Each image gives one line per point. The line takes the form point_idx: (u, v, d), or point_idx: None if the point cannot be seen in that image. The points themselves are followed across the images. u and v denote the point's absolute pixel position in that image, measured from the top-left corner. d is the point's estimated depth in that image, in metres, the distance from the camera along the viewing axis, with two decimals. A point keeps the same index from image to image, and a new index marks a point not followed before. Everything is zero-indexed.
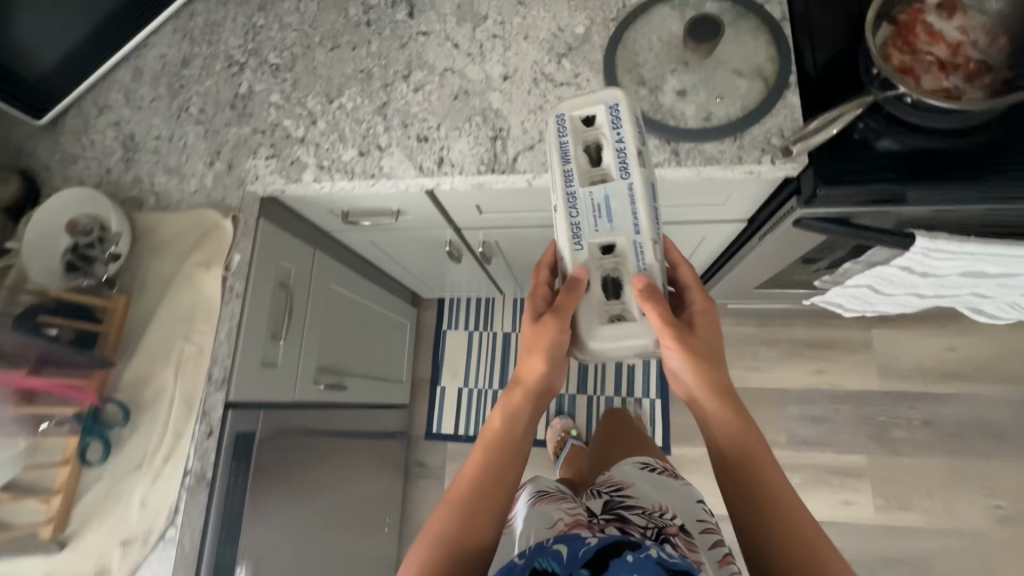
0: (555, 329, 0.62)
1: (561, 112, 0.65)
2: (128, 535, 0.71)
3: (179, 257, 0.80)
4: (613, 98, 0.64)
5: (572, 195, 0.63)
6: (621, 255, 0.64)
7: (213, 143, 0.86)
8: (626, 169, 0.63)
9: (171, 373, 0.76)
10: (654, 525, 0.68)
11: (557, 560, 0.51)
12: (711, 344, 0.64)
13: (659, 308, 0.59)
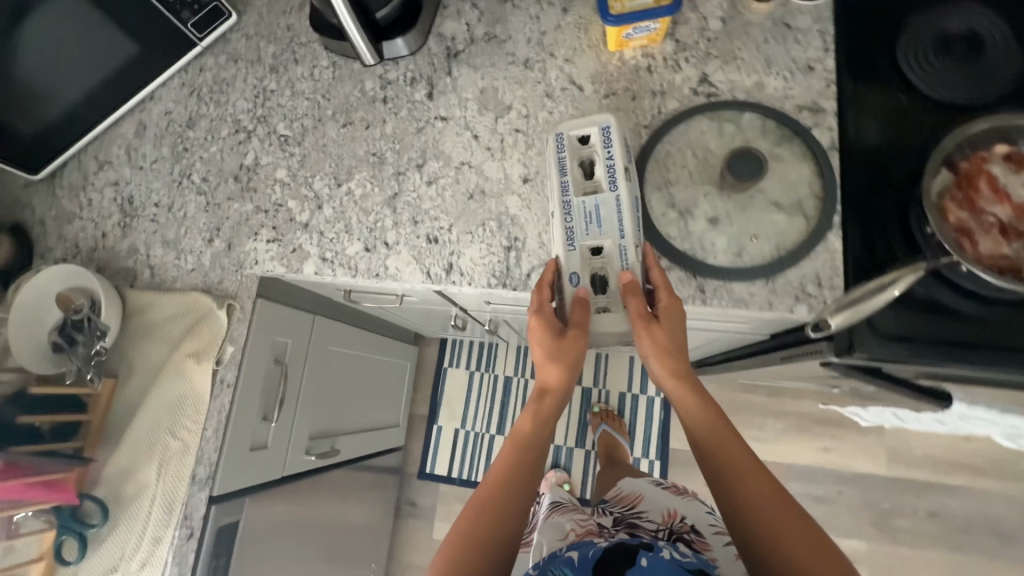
0: (579, 344, 0.63)
1: (559, 132, 0.68)
2: None
3: (174, 342, 0.78)
4: (605, 120, 0.67)
5: (567, 201, 0.65)
6: (608, 257, 0.66)
7: (215, 219, 0.82)
8: (615, 181, 0.66)
9: (155, 470, 0.74)
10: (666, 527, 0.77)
11: (570, 562, 0.59)
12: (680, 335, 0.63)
13: (637, 301, 0.62)
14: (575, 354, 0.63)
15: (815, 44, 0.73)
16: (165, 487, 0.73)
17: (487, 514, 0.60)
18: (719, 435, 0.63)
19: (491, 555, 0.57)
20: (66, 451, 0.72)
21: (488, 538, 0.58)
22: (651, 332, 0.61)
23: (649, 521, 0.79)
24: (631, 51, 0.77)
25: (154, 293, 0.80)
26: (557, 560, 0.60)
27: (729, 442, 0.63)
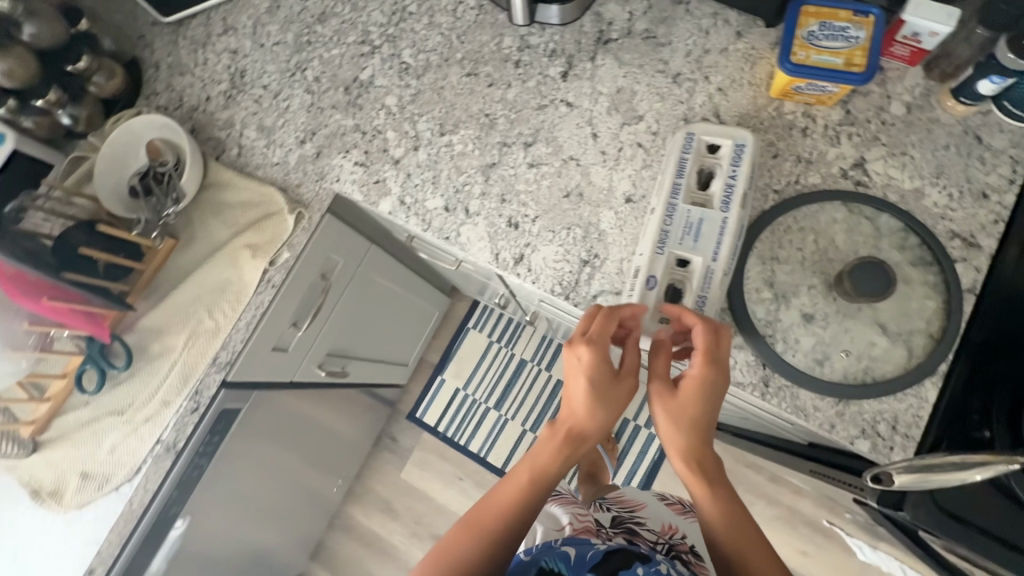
0: (619, 391, 0.61)
1: (691, 131, 0.64)
2: (90, 470, 0.73)
3: (236, 226, 0.79)
4: (742, 138, 0.63)
5: (672, 206, 0.61)
6: (690, 274, 0.61)
7: (313, 123, 0.81)
8: (728, 203, 0.61)
9: (184, 339, 0.76)
10: (665, 541, 0.77)
11: (565, 559, 0.57)
12: (712, 404, 0.59)
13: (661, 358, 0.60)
14: (608, 399, 0.60)
15: (999, 170, 0.64)
16: (185, 359, 0.76)
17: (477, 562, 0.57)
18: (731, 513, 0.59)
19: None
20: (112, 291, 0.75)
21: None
22: (677, 393, 0.59)
23: (648, 531, 0.80)
24: (792, 104, 0.70)
25: (233, 174, 0.80)
26: (552, 552, 0.58)
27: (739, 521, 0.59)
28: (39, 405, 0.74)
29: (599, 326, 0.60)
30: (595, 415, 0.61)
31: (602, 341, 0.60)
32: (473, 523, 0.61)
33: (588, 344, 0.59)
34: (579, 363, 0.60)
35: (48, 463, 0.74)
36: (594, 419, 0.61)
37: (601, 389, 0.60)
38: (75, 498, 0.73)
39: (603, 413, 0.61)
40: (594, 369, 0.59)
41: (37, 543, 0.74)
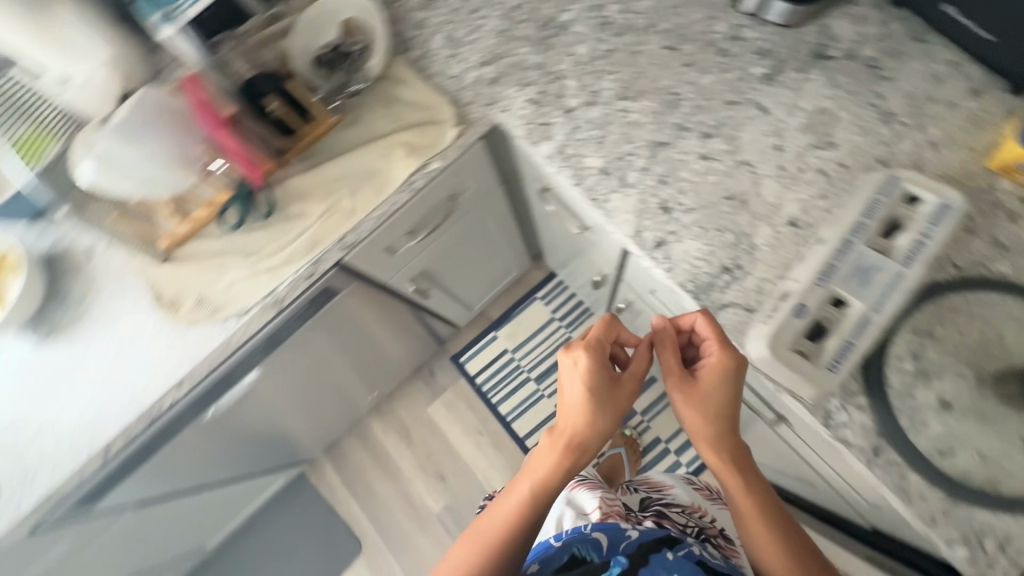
0: (626, 396, 0.63)
1: (897, 175, 0.60)
2: (206, 296, 0.78)
3: (399, 122, 0.80)
4: (952, 199, 0.58)
5: (850, 243, 0.58)
6: (841, 318, 0.58)
7: (500, 49, 0.81)
8: (912, 260, 0.57)
9: (322, 209, 0.78)
10: (694, 525, 0.83)
11: (597, 546, 0.64)
12: (732, 391, 0.61)
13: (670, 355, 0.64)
14: (613, 402, 0.63)
15: None
16: (316, 228, 0.78)
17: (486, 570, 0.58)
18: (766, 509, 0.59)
19: None
20: (275, 142, 0.78)
21: None
22: (697, 383, 0.62)
23: (678, 512, 0.85)
24: (1007, 183, 0.64)
25: (411, 73, 0.81)
26: (585, 540, 0.65)
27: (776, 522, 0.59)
28: (180, 223, 0.79)
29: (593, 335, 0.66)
30: (603, 418, 0.62)
31: (596, 349, 0.65)
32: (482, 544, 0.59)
33: (584, 351, 0.65)
34: (579, 370, 0.63)
35: (171, 277, 0.79)
36: (601, 421, 0.62)
37: (603, 394, 0.63)
38: (185, 315, 0.78)
39: (606, 413, 0.62)
40: (592, 373, 0.63)
41: (139, 342, 0.79)
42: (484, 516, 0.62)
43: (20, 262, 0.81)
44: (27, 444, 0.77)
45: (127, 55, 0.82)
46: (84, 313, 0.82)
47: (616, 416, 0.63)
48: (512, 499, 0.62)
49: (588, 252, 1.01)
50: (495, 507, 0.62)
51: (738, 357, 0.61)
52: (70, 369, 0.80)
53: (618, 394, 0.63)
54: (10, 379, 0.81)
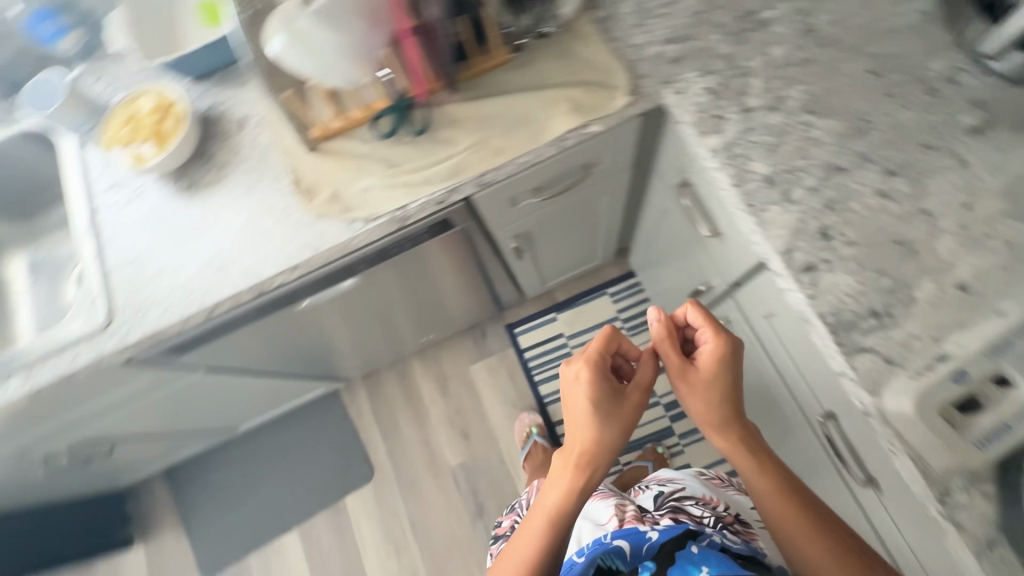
0: (632, 403, 0.69)
1: None
2: (340, 194, 0.80)
3: (570, 76, 0.78)
4: None
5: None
6: (1001, 399, 0.55)
7: (691, 29, 0.78)
8: None
9: (470, 142, 0.78)
10: (713, 516, 0.87)
11: (621, 554, 0.69)
12: (730, 373, 0.69)
13: (672, 351, 0.71)
14: (617, 412, 0.68)
15: None
16: (462, 158, 0.78)
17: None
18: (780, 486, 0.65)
19: None
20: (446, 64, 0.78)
21: None
22: (698, 370, 0.69)
23: (693, 505, 0.89)
24: None
25: (595, 31, 0.79)
26: (607, 550, 0.70)
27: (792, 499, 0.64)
28: (334, 117, 0.81)
29: (593, 349, 0.71)
30: (613, 429, 0.67)
31: (596, 363, 0.71)
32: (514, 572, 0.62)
33: (587, 366, 0.70)
34: (584, 386, 0.69)
35: (313, 167, 0.81)
36: (612, 433, 0.67)
37: (607, 406, 0.68)
38: (318, 205, 0.79)
39: (610, 419, 0.67)
40: (595, 387, 0.69)
41: (265, 219, 0.81)
42: (512, 548, 0.65)
43: (182, 112, 0.83)
44: (146, 283, 0.82)
45: None
46: (220, 177, 0.85)
47: (623, 423, 0.68)
48: (536, 526, 0.65)
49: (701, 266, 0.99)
50: (519, 538, 0.65)
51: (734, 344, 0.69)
52: (198, 226, 0.83)
53: (621, 404, 0.69)
54: (142, 219, 0.85)
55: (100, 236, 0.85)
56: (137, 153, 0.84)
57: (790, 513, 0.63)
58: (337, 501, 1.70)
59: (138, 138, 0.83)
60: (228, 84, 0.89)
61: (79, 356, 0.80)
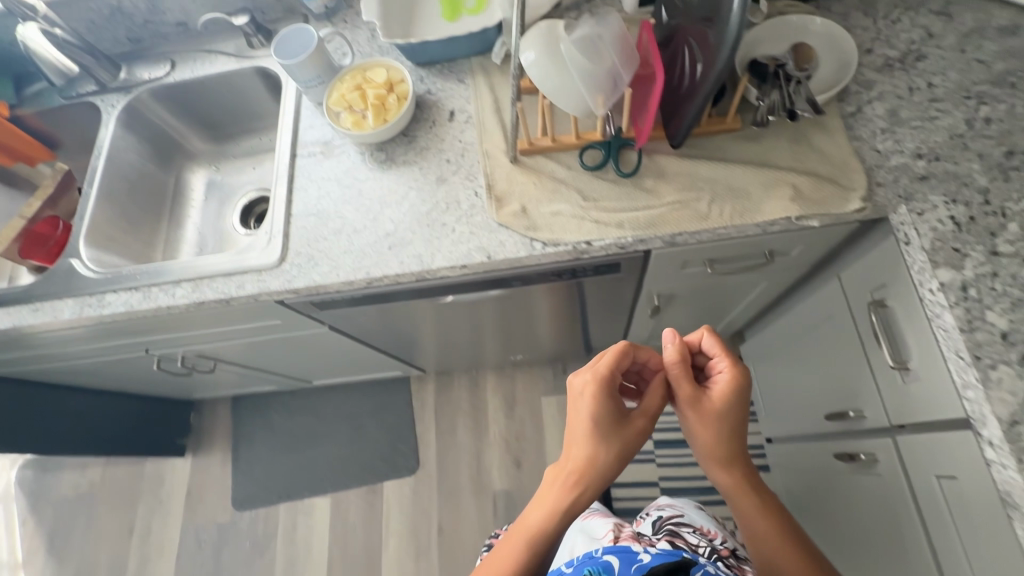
0: (639, 427, 0.65)
1: None
2: (527, 210, 0.79)
3: (799, 164, 0.74)
4: None
5: None
6: None
7: (947, 151, 0.72)
8: None
9: (674, 198, 0.75)
10: (708, 548, 0.77)
11: (608, 569, 0.56)
12: (739, 409, 0.67)
13: (686, 380, 0.68)
14: (624, 433, 0.64)
15: None
16: (662, 212, 0.75)
17: None
18: (767, 529, 0.67)
19: None
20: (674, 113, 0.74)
21: None
22: (709, 401, 0.67)
23: (689, 534, 0.81)
24: None
25: (838, 127, 0.75)
26: (593, 564, 0.57)
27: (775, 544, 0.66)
28: (545, 136, 0.82)
29: (604, 365, 0.66)
30: (612, 454, 0.63)
31: (603, 379, 0.66)
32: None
33: (594, 384, 0.65)
34: (591, 405, 0.65)
35: (509, 176, 0.82)
36: (612, 459, 0.63)
37: (610, 427, 0.64)
38: (506, 214, 0.79)
39: (614, 437, 0.63)
40: (600, 408, 0.64)
41: (448, 212, 0.82)
42: (487, 564, 0.60)
43: (407, 91, 0.87)
44: (322, 237, 0.85)
45: None
46: (417, 160, 0.87)
47: (627, 443, 0.64)
48: (515, 546, 0.60)
49: (853, 357, 0.90)
50: (494, 553, 0.61)
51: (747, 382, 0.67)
52: (383, 199, 0.86)
53: (627, 424, 0.65)
54: (334, 177, 0.89)
55: (293, 181, 0.90)
56: (356, 118, 0.86)
57: (772, 553, 0.66)
58: (374, 482, 1.70)
59: (361, 106, 0.86)
60: (448, 78, 0.93)
61: (244, 285, 0.84)
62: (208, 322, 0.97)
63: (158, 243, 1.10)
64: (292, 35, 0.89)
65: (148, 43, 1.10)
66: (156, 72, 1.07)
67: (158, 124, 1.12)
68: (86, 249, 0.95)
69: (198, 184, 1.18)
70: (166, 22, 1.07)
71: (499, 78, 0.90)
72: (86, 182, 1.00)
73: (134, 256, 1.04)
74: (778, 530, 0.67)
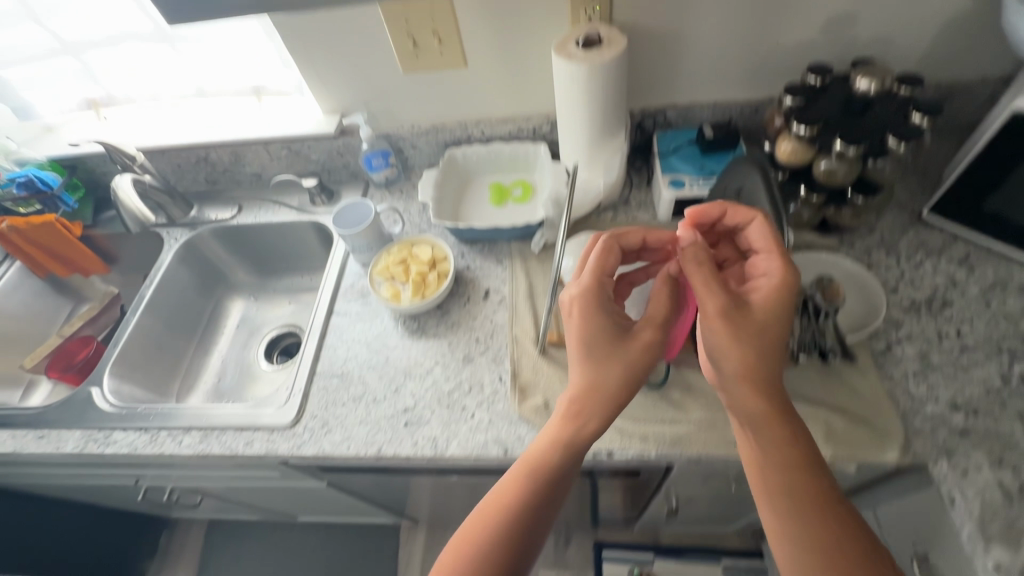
0: (640, 339, 0.63)
1: None
2: (549, 404, 0.78)
3: (830, 399, 0.73)
4: None
5: None
6: None
7: (985, 405, 0.70)
8: None
9: (701, 417, 0.73)
10: None
11: None
12: (772, 312, 0.59)
13: (712, 292, 0.60)
14: (622, 347, 0.62)
15: None
16: (688, 431, 0.73)
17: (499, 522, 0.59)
18: (784, 458, 0.57)
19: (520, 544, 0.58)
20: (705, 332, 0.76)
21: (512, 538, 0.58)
22: (738, 304, 0.60)
23: None
24: None
25: (869, 364, 0.75)
26: None
27: (796, 480, 0.56)
28: None
29: (594, 269, 0.67)
30: (610, 365, 0.62)
31: (598, 283, 0.66)
32: (486, 517, 0.60)
33: (590, 292, 0.65)
34: (582, 319, 0.64)
35: (535, 367, 0.82)
36: (614, 375, 0.61)
37: (604, 343, 0.62)
38: (528, 407, 0.77)
39: (609, 351, 0.62)
40: (594, 313, 0.64)
41: (470, 394, 0.82)
42: (489, 494, 0.62)
43: (447, 269, 0.92)
44: (340, 402, 0.84)
45: (614, 188, 0.95)
46: (448, 335, 0.89)
47: (623, 351, 0.62)
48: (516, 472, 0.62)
49: None
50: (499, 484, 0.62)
51: (781, 271, 0.60)
52: (408, 370, 0.86)
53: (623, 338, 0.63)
54: (364, 340, 0.91)
55: (324, 338, 0.93)
56: (394, 290, 0.91)
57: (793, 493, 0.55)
58: None
59: (403, 279, 0.92)
60: (487, 257, 0.98)
61: (254, 442, 0.82)
62: (206, 467, 0.93)
63: (181, 369, 1.11)
64: (351, 208, 0.99)
65: (222, 185, 1.21)
66: (222, 213, 1.17)
67: (211, 258, 1.21)
68: (110, 379, 0.96)
69: (234, 313, 1.23)
70: (243, 172, 1.17)
71: (536, 265, 0.95)
72: (130, 309, 1.06)
73: (154, 384, 1.05)
74: (801, 462, 0.56)
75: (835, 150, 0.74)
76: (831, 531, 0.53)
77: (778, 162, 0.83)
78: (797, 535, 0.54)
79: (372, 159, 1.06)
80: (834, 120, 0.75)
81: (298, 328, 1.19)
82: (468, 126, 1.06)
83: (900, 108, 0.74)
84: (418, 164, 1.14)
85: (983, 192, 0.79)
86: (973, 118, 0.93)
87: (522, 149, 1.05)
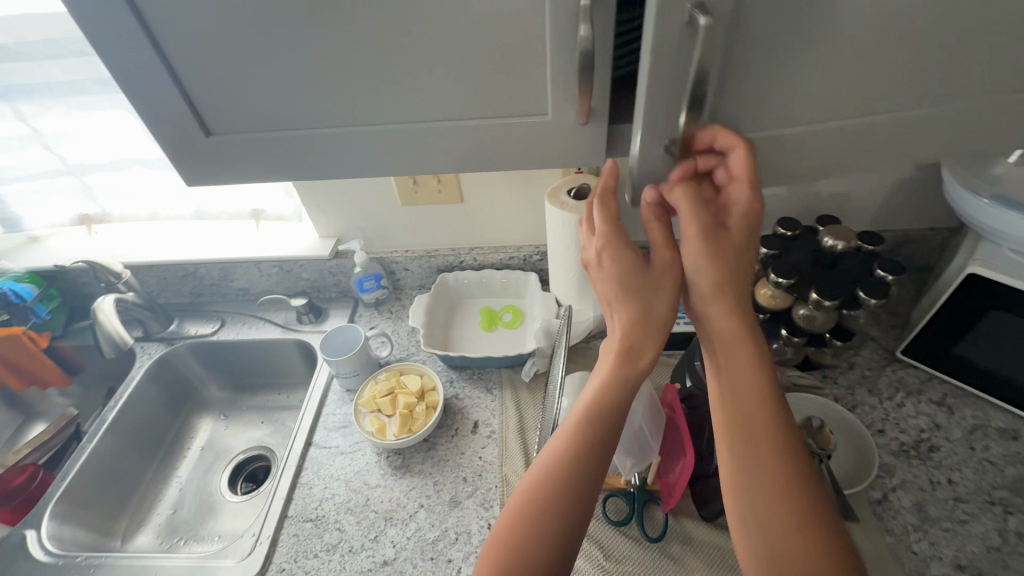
0: (655, 284, 0.58)
1: None
2: None
3: None
4: None
5: None
6: None
7: (988, 565, 0.68)
8: None
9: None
10: None
11: None
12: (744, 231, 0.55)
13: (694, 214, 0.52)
14: (636, 293, 0.59)
15: None
16: None
17: (532, 495, 0.54)
18: (750, 381, 0.55)
19: (550, 519, 0.53)
20: (702, 478, 0.74)
21: (547, 509, 0.53)
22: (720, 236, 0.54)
23: None
24: None
25: (868, 516, 0.74)
26: None
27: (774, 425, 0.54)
28: None
29: (604, 219, 0.61)
30: (643, 309, 0.58)
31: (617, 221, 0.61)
32: (525, 497, 0.55)
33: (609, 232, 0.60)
34: (609, 271, 0.60)
35: None
36: (645, 330, 0.58)
37: (622, 290, 0.59)
38: None
39: (625, 296, 0.59)
40: (621, 257, 0.59)
41: (456, 545, 0.76)
42: (524, 481, 0.56)
43: (436, 401, 0.90)
44: (312, 552, 0.77)
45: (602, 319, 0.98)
46: (432, 473, 0.85)
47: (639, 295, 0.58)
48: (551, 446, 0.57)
49: None
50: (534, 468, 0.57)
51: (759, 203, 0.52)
52: (389, 514, 0.80)
53: (632, 281, 0.58)
54: (344, 477, 0.86)
55: (299, 474, 0.87)
56: (380, 423, 0.88)
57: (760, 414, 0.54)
58: None
59: (389, 411, 0.89)
60: (477, 385, 0.97)
61: None
62: None
63: (134, 500, 1.01)
64: (339, 333, 0.98)
65: (206, 298, 1.19)
66: (203, 328, 1.14)
67: (185, 374, 1.16)
68: (50, 520, 0.87)
69: (202, 433, 1.15)
70: (230, 286, 1.17)
71: (526, 396, 0.94)
72: (88, 435, 0.98)
73: (102, 520, 0.95)
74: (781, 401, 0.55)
75: (811, 300, 0.79)
76: (793, 463, 0.52)
77: (758, 305, 0.87)
78: (768, 485, 0.52)
79: (364, 281, 1.07)
80: (807, 272, 0.81)
81: (269, 450, 1.11)
82: (460, 252, 1.10)
83: (865, 263, 0.80)
84: (409, 285, 1.15)
85: (949, 338, 0.83)
86: (928, 263, 1.01)
87: (514, 276, 1.08)
